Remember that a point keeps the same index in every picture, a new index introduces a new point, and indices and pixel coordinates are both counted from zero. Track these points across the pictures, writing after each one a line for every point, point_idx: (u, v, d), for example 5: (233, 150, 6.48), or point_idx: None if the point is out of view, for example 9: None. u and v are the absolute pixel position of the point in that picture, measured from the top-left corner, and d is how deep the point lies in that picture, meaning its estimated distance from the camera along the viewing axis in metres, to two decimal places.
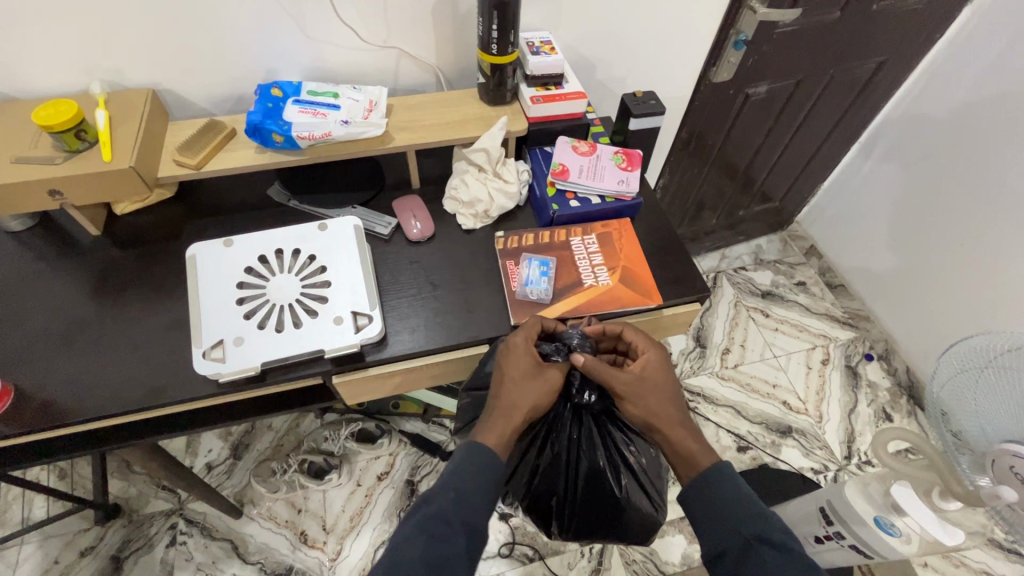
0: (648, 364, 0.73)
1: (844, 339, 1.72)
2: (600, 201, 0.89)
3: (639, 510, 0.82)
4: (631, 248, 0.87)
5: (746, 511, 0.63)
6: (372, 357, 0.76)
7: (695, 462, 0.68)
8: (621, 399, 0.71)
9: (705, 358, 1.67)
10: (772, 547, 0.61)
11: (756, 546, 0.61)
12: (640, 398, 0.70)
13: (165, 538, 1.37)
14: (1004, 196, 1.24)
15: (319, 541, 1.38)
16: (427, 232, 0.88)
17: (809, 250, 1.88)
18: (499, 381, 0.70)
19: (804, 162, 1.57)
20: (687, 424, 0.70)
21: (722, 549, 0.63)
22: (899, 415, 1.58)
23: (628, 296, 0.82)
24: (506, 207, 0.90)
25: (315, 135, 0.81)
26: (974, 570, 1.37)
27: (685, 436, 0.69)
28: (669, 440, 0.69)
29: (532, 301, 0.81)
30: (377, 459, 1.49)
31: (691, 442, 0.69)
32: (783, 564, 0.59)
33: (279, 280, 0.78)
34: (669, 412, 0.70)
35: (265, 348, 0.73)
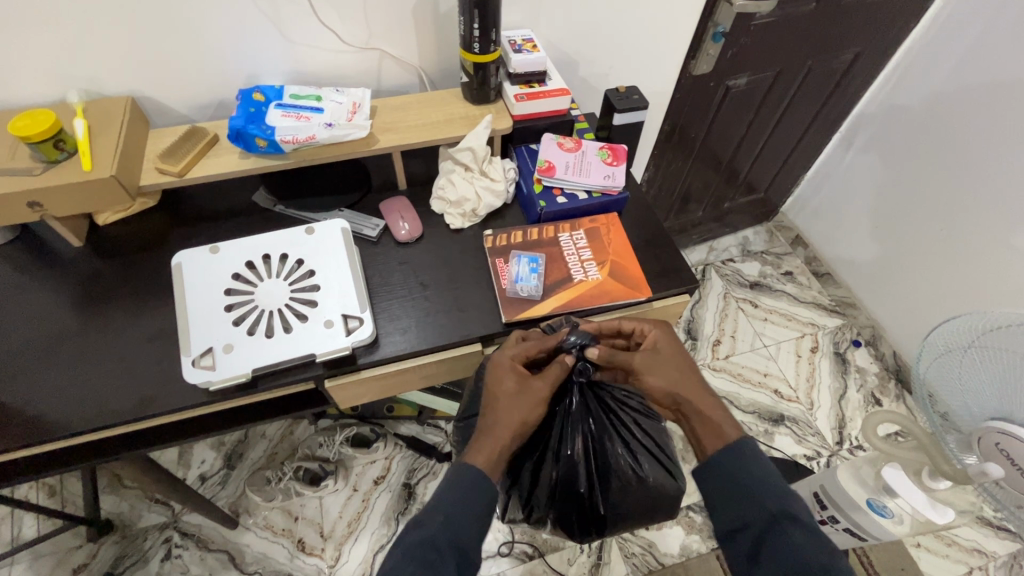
0: (658, 339, 0.76)
1: (832, 326, 1.75)
2: (587, 196, 0.90)
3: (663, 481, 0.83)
4: (619, 242, 0.88)
5: (768, 487, 0.64)
6: (364, 359, 0.76)
7: (723, 433, 0.69)
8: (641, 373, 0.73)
9: (696, 351, 1.69)
10: (795, 523, 0.61)
11: (780, 521, 0.62)
12: (654, 368, 0.73)
13: (160, 552, 1.35)
14: (982, 182, 1.27)
15: (317, 548, 1.37)
16: (415, 233, 0.88)
17: (795, 239, 1.90)
18: (491, 399, 0.70)
19: (786, 153, 1.59)
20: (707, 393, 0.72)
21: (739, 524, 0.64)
22: (888, 399, 1.61)
23: (617, 290, 0.83)
24: (493, 205, 0.90)
25: (298, 139, 0.80)
26: (966, 548, 1.40)
27: (709, 404, 0.71)
28: (696, 406, 0.71)
29: (523, 298, 0.81)
30: (373, 463, 1.49)
31: (718, 408, 0.70)
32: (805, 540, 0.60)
33: (267, 286, 0.78)
34: (685, 383, 0.72)
35: (255, 354, 0.72)
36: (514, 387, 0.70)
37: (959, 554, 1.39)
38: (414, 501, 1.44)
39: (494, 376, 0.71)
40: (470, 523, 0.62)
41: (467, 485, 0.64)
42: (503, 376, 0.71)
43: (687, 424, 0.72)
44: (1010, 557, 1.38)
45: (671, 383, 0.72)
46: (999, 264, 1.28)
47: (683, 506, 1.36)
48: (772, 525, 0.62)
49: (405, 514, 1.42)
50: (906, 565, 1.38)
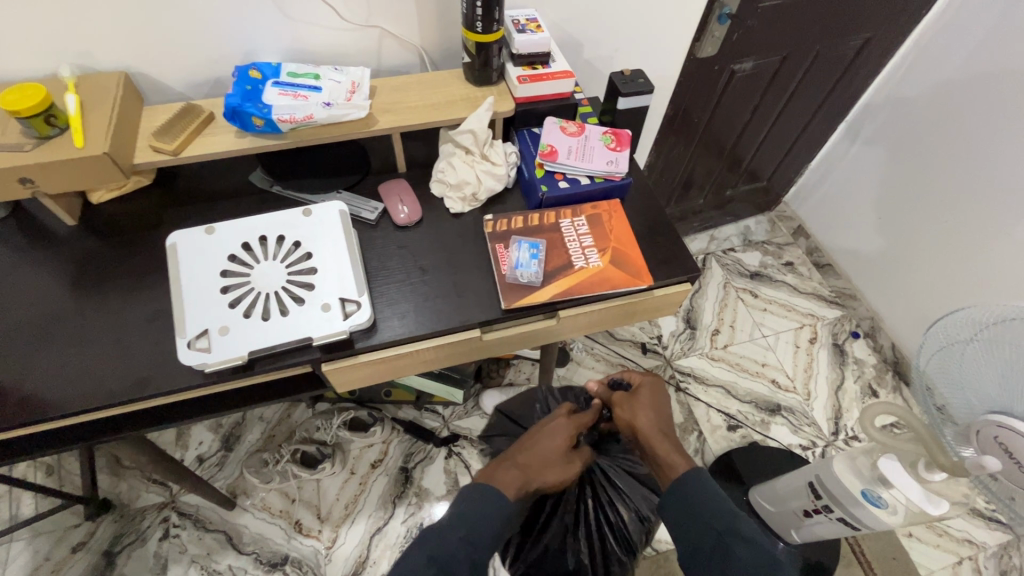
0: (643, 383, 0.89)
1: (831, 317, 1.75)
2: (589, 182, 0.88)
3: None
4: (621, 228, 0.86)
5: (720, 511, 0.68)
6: (362, 344, 0.75)
7: (674, 464, 0.76)
8: (614, 406, 0.87)
9: (695, 339, 1.70)
10: (743, 542, 0.65)
11: (726, 538, 0.66)
12: (625, 403, 0.86)
13: (158, 532, 1.36)
14: (984, 180, 1.27)
15: (314, 530, 1.38)
16: (415, 217, 0.87)
17: (796, 230, 1.90)
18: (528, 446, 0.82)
19: (789, 143, 1.58)
20: (667, 432, 0.81)
21: (697, 546, 0.68)
22: (884, 391, 1.62)
23: (618, 278, 0.81)
24: (494, 189, 0.89)
25: (296, 118, 0.78)
26: (957, 538, 1.43)
27: (664, 441, 0.79)
28: (651, 442, 0.79)
29: (523, 284, 0.80)
30: (370, 446, 1.50)
31: (669, 445, 0.78)
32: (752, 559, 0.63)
33: (263, 267, 0.75)
34: (650, 420, 0.82)
35: (251, 337, 0.70)
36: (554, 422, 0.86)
37: (949, 544, 1.42)
38: (411, 486, 1.45)
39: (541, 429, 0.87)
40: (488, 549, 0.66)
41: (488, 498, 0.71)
42: (559, 423, 0.86)
43: (651, 463, 0.80)
44: (1000, 547, 1.41)
45: (636, 417, 0.83)
46: (1000, 261, 1.27)
47: None
48: (722, 540, 0.66)
49: (401, 499, 1.43)
50: (897, 554, 1.40)
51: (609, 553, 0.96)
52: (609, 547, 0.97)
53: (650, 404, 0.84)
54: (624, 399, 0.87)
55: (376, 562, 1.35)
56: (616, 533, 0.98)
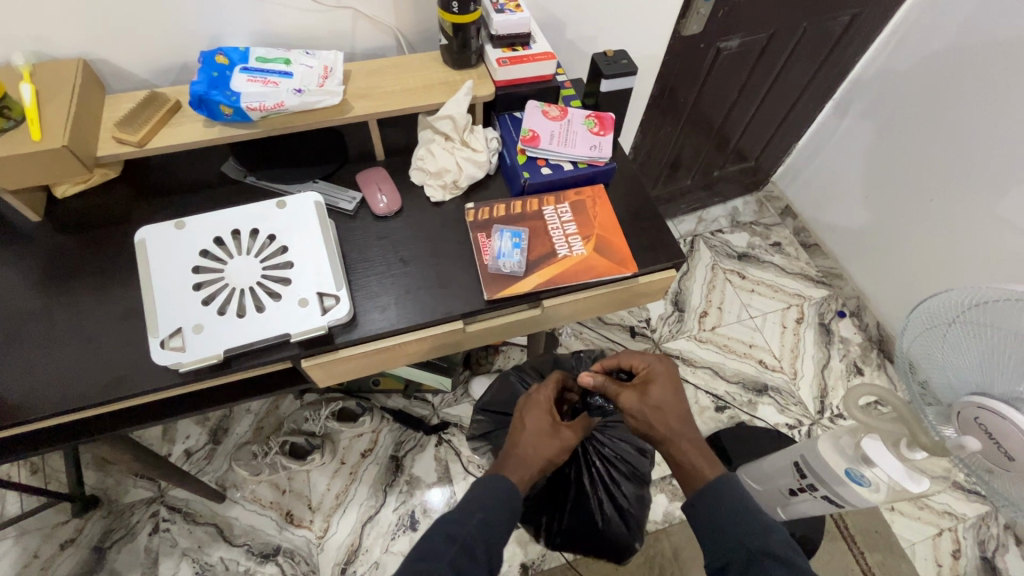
0: (651, 374, 0.82)
1: (818, 297, 1.77)
2: (572, 167, 0.86)
3: (618, 533, 1.13)
4: (605, 215, 0.85)
5: (750, 525, 0.70)
6: (342, 338, 0.73)
7: (702, 473, 0.76)
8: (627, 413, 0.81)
9: (683, 322, 1.71)
10: (772, 559, 0.67)
11: (760, 558, 0.68)
12: (639, 411, 0.80)
13: (147, 526, 1.35)
14: (970, 159, 1.26)
15: (305, 520, 1.39)
16: (394, 207, 0.85)
17: (784, 210, 1.90)
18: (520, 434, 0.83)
19: (778, 121, 1.56)
20: (690, 435, 0.78)
21: (725, 560, 0.70)
22: (869, 369, 1.64)
23: (602, 266, 0.80)
24: (475, 176, 0.87)
25: (266, 106, 0.75)
26: (937, 511, 1.47)
27: (688, 449, 0.77)
28: (675, 451, 0.78)
29: (505, 274, 0.78)
30: (360, 436, 1.50)
31: (693, 454, 0.77)
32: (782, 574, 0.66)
33: (237, 262, 0.72)
34: (669, 423, 0.79)
35: (227, 334, 0.68)
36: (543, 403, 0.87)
37: (930, 517, 1.47)
38: (401, 474, 1.46)
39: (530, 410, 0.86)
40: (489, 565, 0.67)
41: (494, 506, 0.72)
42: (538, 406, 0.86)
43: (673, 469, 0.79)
44: (978, 519, 1.46)
45: (655, 423, 0.78)
46: (985, 240, 1.28)
47: (666, 475, 1.45)
48: (754, 557, 0.68)
49: (392, 487, 1.44)
50: (880, 528, 1.45)
51: (627, 493, 1.14)
52: (624, 490, 1.14)
53: (666, 403, 0.79)
54: (634, 395, 0.80)
55: (368, 550, 1.36)
56: (627, 478, 1.14)
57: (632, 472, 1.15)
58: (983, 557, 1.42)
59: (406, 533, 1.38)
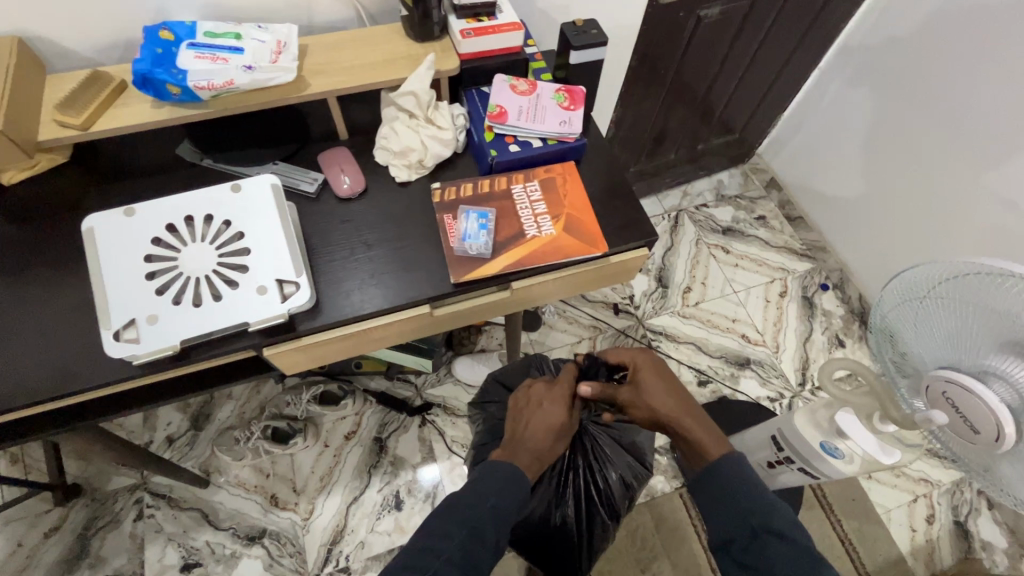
0: (640, 365, 0.86)
1: (802, 270, 1.76)
2: (542, 144, 0.84)
3: (569, 547, 1.06)
4: (575, 194, 0.83)
5: (757, 502, 0.68)
6: (305, 326, 0.72)
7: (706, 451, 0.76)
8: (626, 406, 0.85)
9: (667, 298, 1.70)
10: (776, 536, 0.65)
11: (764, 535, 0.65)
12: (637, 401, 0.83)
13: (132, 513, 1.35)
14: (958, 131, 1.25)
15: (290, 503, 1.39)
16: (358, 188, 0.82)
17: (770, 182, 1.88)
18: (526, 426, 0.83)
19: (763, 90, 1.53)
20: (694, 414, 0.80)
21: (728, 536, 0.68)
22: (851, 341, 1.65)
23: (572, 246, 0.78)
24: (442, 155, 0.84)
25: (214, 85, 0.72)
26: (913, 478, 1.50)
27: (694, 425, 0.79)
28: (681, 428, 0.79)
29: (472, 256, 0.76)
30: (343, 419, 1.50)
31: (699, 428, 0.78)
32: (786, 553, 0.63)
33: (192, 250, 0.70)
34: (670, 405, 0.81)
35: (184, 325, 0.66)
36: (550, 393, 0.88)
37: (906, 484, 1.50)
38: (385, 456, 1.46)
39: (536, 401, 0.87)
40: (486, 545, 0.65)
41: (500, 485, 0.70)
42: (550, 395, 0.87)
43: (682, 448, 0.80)
44: (953, 484, 1.50)
45: (657, 408, 0.82)
46: (970, 211, 1.27)
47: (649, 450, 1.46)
48: (756, 534, 0.66)
49: (376, 468, 1.44)
50: (857, 496, 1.48)
51: (595, 512, 1.06)
52: (594, 509, 1.06)
53: (662, 388, 0.82)
54: (632, 389, 0.84)
55: (354, 531, 1.37)
56: (602, 498, 1.07)
57: (611, 494, 1.07)
58: (956, 521, 1.46)
59: (391, 513, 1.39)
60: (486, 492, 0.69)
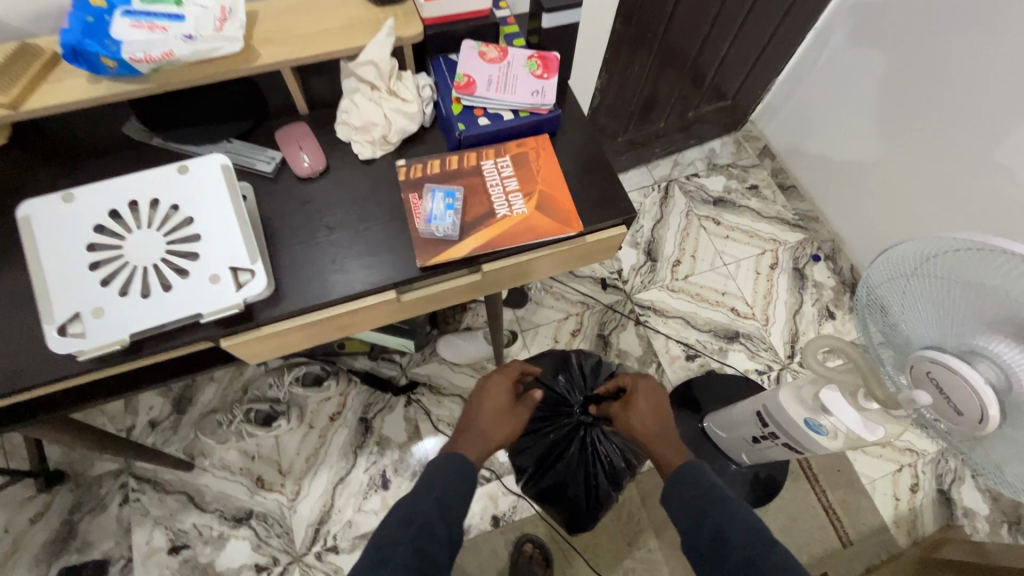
0: (638, 387, 0.95)
1: (793, 241, 1.72)
2: (513, 117, 0.79)
3: (577, 510, 1.28)
4: (549, 169, 0.78)
5: (714, 497, 0.78)
6: (264, 315, 0.69)
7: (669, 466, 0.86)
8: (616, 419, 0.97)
9: (656, 272, 1.67)
10: (733, 528, 0.74)
11: (722, 525, 0.75)
12: (625, 417, 0.94)
13: (117, 497, 1.35)
14: (962, 95, 1.20)
15: (276, 484, 1.39)
16: (318, 166, 0.77)
17: (763, 151, 1.82)
18: (473, 417, 0.89)
19: (756, 53, 1.46)
20: (667, 437, 0.90)
21: (696, 526, 0.77)
22: (841, 312, 1.63)
23: (545, 226, 0.74)
24: (407, 129, 0.79)
25: (152, 56, 0.66)
26: (899, 448, 1.51)
27: (663, 447, 0.88)
28: (651, 446, 0.89)
29: (439, 238, 0.73)
30: (328, 400, 1.48)
31: (667, 451, 0.87)
32: (744, 538, 0.72)
33: (137, 237, 0.65)
34: (651, 426, 0.91)
35: (132, 317, 0.62)
36: (497, 386, 0.93)
37: (892, 454, 1.51)
38: (371, 436, 1.45)
39: (487, 392, 0.92)
40: (442, 538, 0.71)
41: (451, 474, 0.77)
42: (495, 383, 0.93)
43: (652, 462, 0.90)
44: (938, 454, 1.50)
45: (640, 425, 0.92)
46: (970, 176, 1.24)
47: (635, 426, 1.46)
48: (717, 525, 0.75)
49: (362, 449, 1.44)
50: (843, 467, 1.49)
51: (601, 486, 1.26)
52: (602, 483, 1.26)
53: (648, 411, 0.92)
54: (624, 407, 0.95)
55: (341, 510, 1.37)
56: (608, 477, 1.26)
57: (614, 473, 1.27)
58: (940, 489, 1.48)
59: (378, 493, 1.39)
60: (432, 485, 0.76)
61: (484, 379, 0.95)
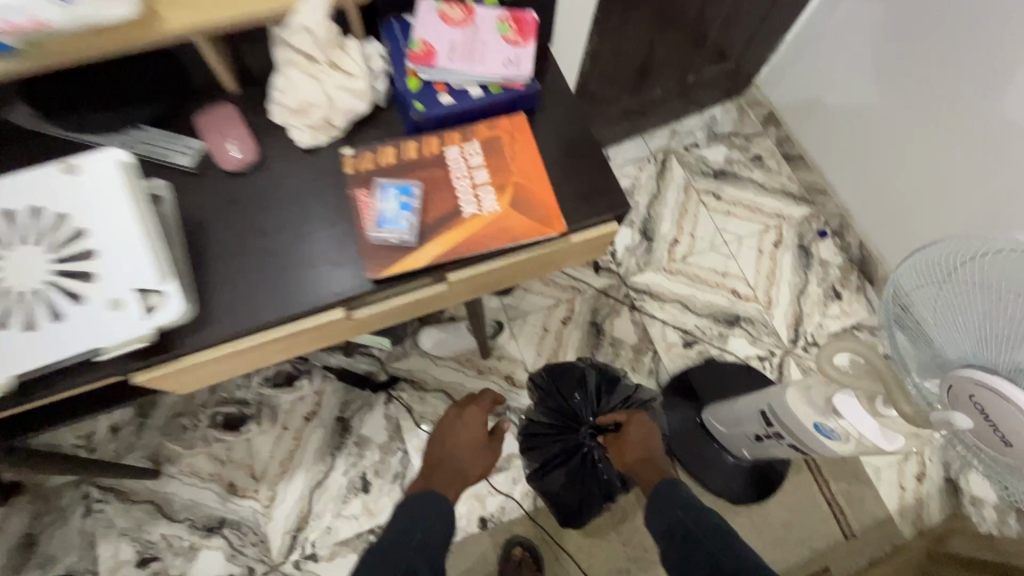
0: (633, 424, 1.04)
1: (799, 216, 1.61)
2: (481, 93, 0.66)
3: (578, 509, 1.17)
4: (526, 157, 0.66)
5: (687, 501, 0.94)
6: (187, 343, 0.59)
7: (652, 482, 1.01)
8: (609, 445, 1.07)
9: (652, 253, 1.55)
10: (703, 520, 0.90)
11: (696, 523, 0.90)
12: (623, 446, 1.04)
13: (80, 508, 1.27)
14: (990, 56, 1.07)
15: (250, 490, 1.31)
16: (249, 159, 0.65)
17: (768, 117, 1.67)
18: (446, 441, 1.06)
19: (764, 9, 1.31)
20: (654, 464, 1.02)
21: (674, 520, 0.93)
22: (847, 293, 1.53)
23: (520, 227, 0.63)
24: (355, 109, 0.65)
25: (16, 25, 0.52)
26: None
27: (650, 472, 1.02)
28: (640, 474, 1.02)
29: (394, 245, 0.61)
30: (302, 399, 1.38)
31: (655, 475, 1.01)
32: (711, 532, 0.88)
33: (17, 256, 0.53)
34: (642, 455, 1.03)
35: (15, 356, 0.52)
36: (466, 414, 1.09)
37: None
38: (350, 436, 1.37)
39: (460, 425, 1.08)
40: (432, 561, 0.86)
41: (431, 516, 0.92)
42: (467, 414, 1.09)
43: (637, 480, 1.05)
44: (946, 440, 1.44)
45: (636, 453, 1.03)
46: (998, 148, 1.12)
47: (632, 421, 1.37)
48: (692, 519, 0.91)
49: (341, 450, 1.35)
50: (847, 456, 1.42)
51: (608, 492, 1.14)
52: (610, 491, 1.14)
53: (643, 442, 1.03)
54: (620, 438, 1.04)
55: (319, 516, 1.30)
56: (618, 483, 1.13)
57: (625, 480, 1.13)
58: (947, 477, 1.42)
59: (359, 496, 1.32)
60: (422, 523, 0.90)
61: (454, 412, 1.10)
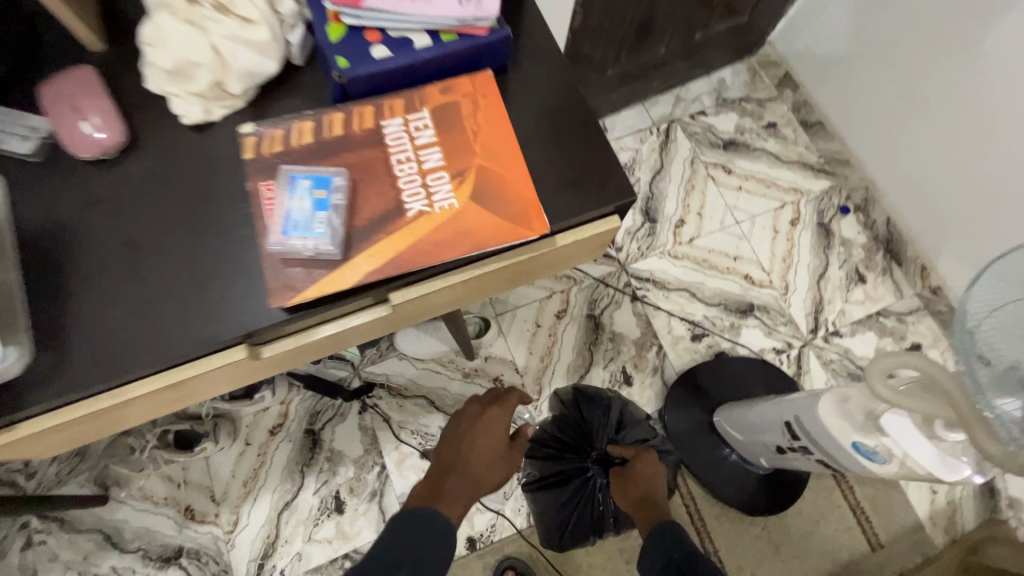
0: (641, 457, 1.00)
1: (818, 191, 1.43)
2: (430, 42, 0.51)
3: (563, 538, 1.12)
4: (490, 134, 0.52)
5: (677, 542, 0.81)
6: (34, 397, 0.48)
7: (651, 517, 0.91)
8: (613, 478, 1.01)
9: (655, 236, 1.38)
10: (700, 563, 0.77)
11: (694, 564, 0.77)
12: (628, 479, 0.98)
13: (19, 540, 1.09)
14: None
15: (210, 515, 1.18)
16: (116, 141, 0.53)
17: (783, 79, 1.49)
18: (468, 439, 0.88)
19: None
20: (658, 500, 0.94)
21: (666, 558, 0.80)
22: (873, 275, 1.37)
23: (479, 227, 0.49)
24: (254, 70, 0.53)
25: None
26: None
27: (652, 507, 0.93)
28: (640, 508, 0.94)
29: (309, 257, 0.48)
30: (266, 411, 1.24)
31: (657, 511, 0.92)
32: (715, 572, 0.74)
33: None
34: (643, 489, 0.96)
35: None
36: (488, 416, 0.91)
37: None
38: (320, 451, 1.22)
39: (483, 428, 0.89)
40: None
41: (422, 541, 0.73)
42: (490, 415, 0.91)
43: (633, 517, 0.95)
44: None
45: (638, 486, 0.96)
46: None
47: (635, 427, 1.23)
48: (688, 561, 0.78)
49: (310, 467, 1.21)
50: None
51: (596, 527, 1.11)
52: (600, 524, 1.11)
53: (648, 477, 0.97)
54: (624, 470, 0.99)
55: (288, 541, 1.17)
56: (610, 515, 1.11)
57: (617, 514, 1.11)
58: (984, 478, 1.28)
59: (331, 518, 1.18)
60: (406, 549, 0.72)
61: (471, 413, 0.92)
